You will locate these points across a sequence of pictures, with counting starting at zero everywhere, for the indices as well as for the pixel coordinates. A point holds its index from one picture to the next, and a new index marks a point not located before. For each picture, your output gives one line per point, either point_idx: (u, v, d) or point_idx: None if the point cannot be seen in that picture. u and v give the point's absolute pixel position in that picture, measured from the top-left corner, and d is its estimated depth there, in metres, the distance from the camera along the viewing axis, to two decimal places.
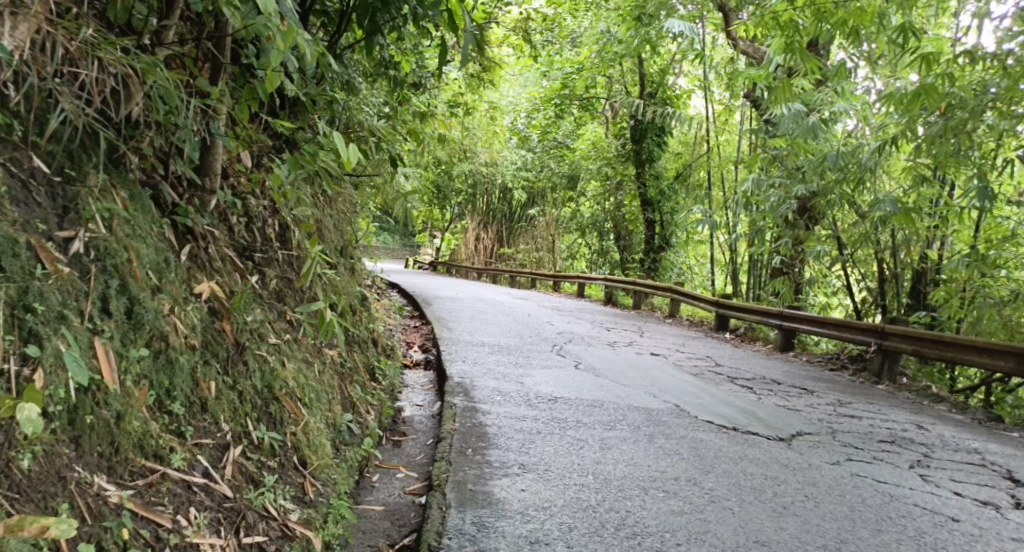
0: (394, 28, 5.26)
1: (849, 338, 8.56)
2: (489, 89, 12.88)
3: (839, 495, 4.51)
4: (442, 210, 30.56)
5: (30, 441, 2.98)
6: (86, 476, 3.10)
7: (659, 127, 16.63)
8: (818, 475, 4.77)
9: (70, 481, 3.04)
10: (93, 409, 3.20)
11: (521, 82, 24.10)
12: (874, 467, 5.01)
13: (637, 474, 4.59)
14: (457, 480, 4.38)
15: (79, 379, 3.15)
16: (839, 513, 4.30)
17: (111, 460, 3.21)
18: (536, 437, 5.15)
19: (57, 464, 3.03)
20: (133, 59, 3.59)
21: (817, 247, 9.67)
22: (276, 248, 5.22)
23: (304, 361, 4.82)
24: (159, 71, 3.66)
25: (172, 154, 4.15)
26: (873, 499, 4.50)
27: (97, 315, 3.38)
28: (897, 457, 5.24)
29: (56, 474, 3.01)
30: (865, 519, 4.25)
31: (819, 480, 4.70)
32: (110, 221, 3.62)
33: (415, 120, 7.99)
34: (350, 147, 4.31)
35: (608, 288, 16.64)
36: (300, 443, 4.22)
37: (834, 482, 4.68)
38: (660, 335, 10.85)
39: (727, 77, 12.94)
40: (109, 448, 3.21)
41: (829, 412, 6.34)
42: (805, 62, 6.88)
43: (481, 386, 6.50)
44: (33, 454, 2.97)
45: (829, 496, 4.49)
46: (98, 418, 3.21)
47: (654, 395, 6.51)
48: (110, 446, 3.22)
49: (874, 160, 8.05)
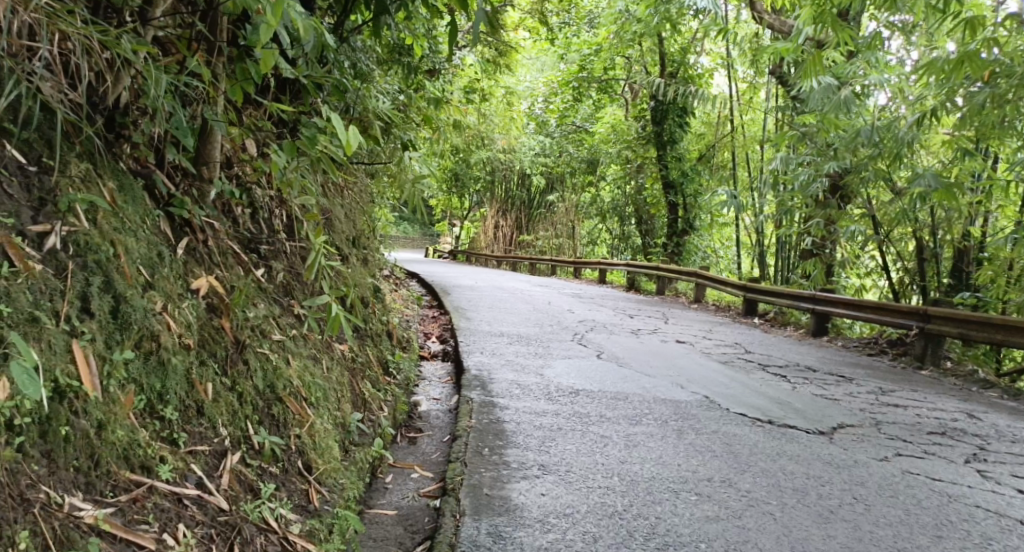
0: (409, 5, 4.98)
1: (888, 321, 8.21)
2: (505, 73, 12.56)
3: (891, 497, 4.20)
4: (460, 198, 30.30)
5: None
6: (57, 497, 2.85)
7: (680, 107, 16.15)
8: (865, 473, 4.46)
9: (34, 504, 2.79)
10: (69, 419, 2.96)
11: (538, 65, 23.75)
12: (925, 463, 4.70)
13: (667, 475, 4.31)
14: (472, 484, 4.12)
15: (27, 393, 2.76)
16: (893, 517, 3.99)
17: (89, 475, 2.97)
18: (556, 435, 4.87)
19: (21, 484, 2.79)
20: (92, 32, 3.30)
21: (851, 227, 9.32)
22: (283, 239, 4.97)
23: (312, 357, 4.57)
24: (125, 45, 3.37)
25: (165, 142, 3.91)
26: (929, 500, 4.19)
27: (75, 316, 3.14)
28: (951, 451, 4.93)
29: (17, 498, 2.76)
30: (923, 524, 3.94)
31: (867, 479, 4.39)
32: (94, 214, 3.39)
33: (430, 105, 7.71)
34: (352, 130, 4.01)
35: (630, 273, 16.32)
36: (306, 446, 3.96)
37: (884, 481, 4.37)
38: (685, 321, 10.54)
39: (751, 53, 12.55)
40: (88, 462, 2.98)
41: (871, 401, 6.02)
42: (838, 31, 6.48)
43: (500, 378, 6.23)
44: None
45: (880, 497, 4.18)
46: (75, 429, 2.97)
47: (681, 385, 6.22)
48: (88, 459, 2.99)
49: (911, 134, 7.72)
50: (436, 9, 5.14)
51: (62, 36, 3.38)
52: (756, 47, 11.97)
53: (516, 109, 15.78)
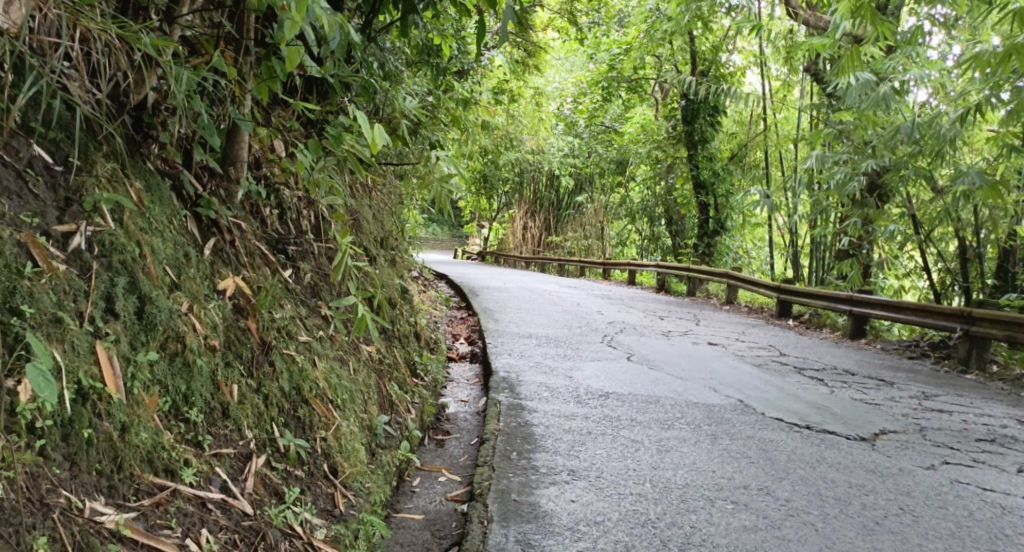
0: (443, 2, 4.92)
1: (931, 323, 8.04)
2: (534, 73, 12.50)
3: (940, 508, 4.08)
4: (488, 199, 30.27)
5: (8, 464, 2.70)
6: (78, 502, 2.82)
7: (712, 107, 16.00)
8: (912, 482, 4.34)
9: (53, 509, 2.75)
10: (91, 422, 2.93)
11: (567, 66, 23.66)
12: (975, 472, 4.56)
13: (701, 482, 4.21)
14: (500, 489, 4.05)
15: (43, 396, 2.71)
16: (944, 530, 3.87)
17: (112, 479, 2.93)
18: (586, 439, 4.79)
19: (42, 488, 2.75)
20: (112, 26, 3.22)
21: (889, 227, 9.14)
22: (310, 240, 4.94)
23: (338, 359, 4.53)
24: (143, 38, 3.28)
25: (191, 142, 3.90)
26: (982, 512, 4.07)
27: (99, 317, 3.11)
28: (1002, 459, 4.78)
29: (36, 502, 2.72)
30: (976, 537, 3.82)
31: (913, 488, 4.27)
32: (121, 214, 3.36)
33: (459, 104, 7.66)
34: (378, 128, 3.97)
35: (660, 274, 16.18)
36: (331, 449, 3.92)
37: (932, 491, 4.25)
38: (717, 323, 10.41)
39: (785, 51, 12.39)
40: (110, 465, 2.94)
41: (913, 406, 5.88)
42: (879, 26, 6.33)
43: (528, 380, 6.16)
44: (11, 478, 2.70)
45: (928, 508, 4.06)
46: (98, 432, 2.94)
47: (714, 388, 6.10)
48: (111, 462, 2.95)
49: (953, 132, 7.53)
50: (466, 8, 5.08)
51: (84, 35, 3.36)
52: (789, 45, 11.80)
53: (544, 110, 15.70)
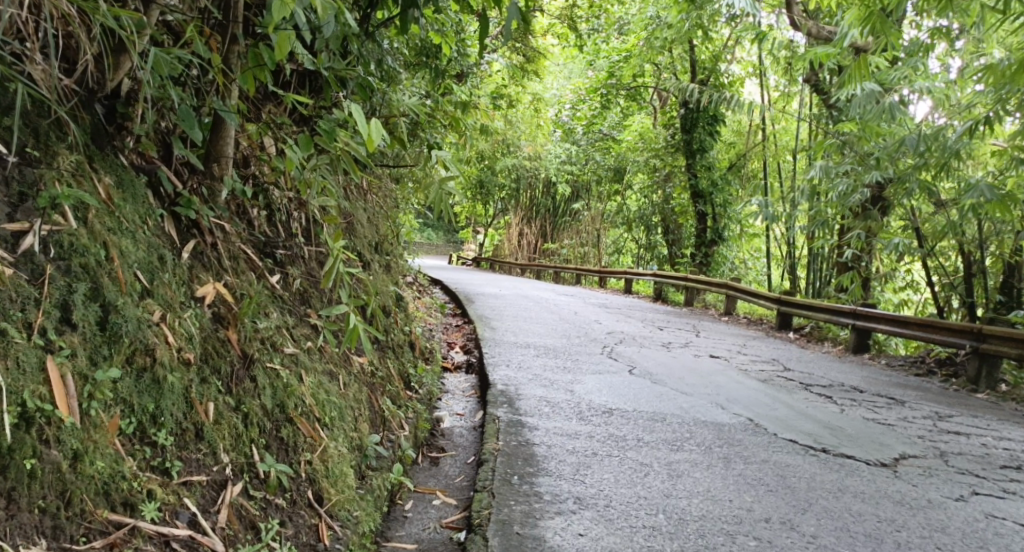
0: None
1: (939, 339, 7.71)
2: (532, 80, 12.17)
3: (980, 548, 3.75)
4: (484, 206, 29.96)
5: None
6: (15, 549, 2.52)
7: (711, 115, 15.64)
8: (944, 517, 4.01)
9: None
10: (36, 451, 2.64)
11: (565, 72, 23.35)
12: (1009, 504, 4.24)
13: (720, 513, 3.88)
14: (501, 520, 3.72)
15: None
16: None
17: (58, 517, 2.63)
18: (591, 461, 4.45)
19: None
20: None
21: (896, 239, 8.82)
22: (301, 243, 4.62)
23: (328, 373, 4.19)
24: (102, 8, 2.97)
25: (171, 135, 3.58)
26: None
27: (52, 329, 2.81)
28: None
29: None
30: None
31: (948, 524, 3.95)
32: (86, 213, 3.06)
33: (456, 108, 7.32)
34: (374, 123, 3.64)
35: (658, 284, 15.82)
36: (317, 473, 3.57)
37: (967, 528, 3.93)
38: (719, 334, 10.06)
39: (785, 60, 12.08)
40: (57, 501, 2.65)
41: (929, 427, 5.54)
42: (887, 37, 5.98)
43: (527, 394, 5.81)
44: None
45: (966, 548, 3.74)
46: (43, 462, 2.64)
47: (722, 406, 5.77)
48: (58, 498, 2.65)
49: (959, 144, 7.16)
50: (467, 9, 4.68)
51: (36, 3, 3.06)
52: (792, 54, 11.47)
53: (543, 117, 15.35)
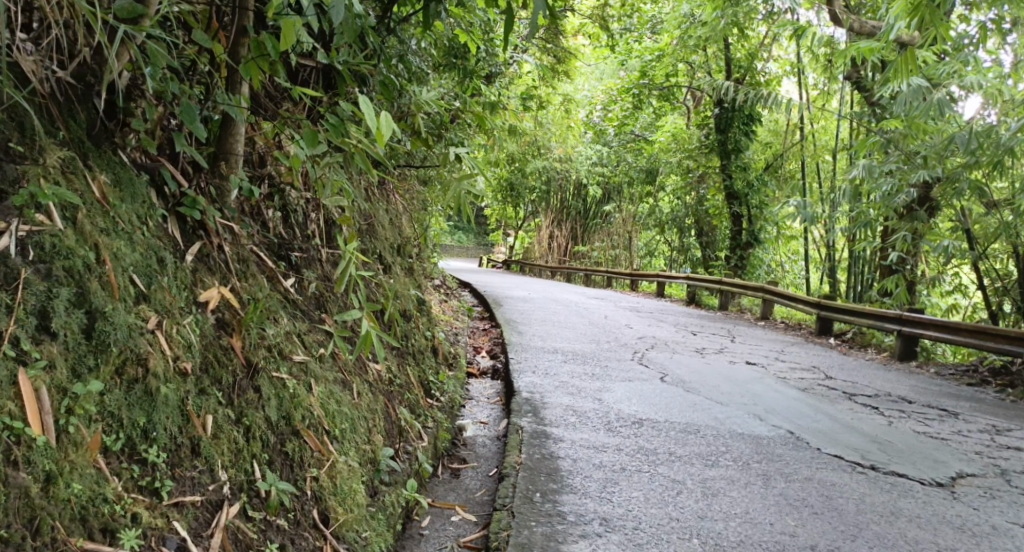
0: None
1: (993, 348, 7.33)
2: (562, 79, 11.89)
3: None
4: (514, 208, 29.74)
5: None
6: None
7: (747, 115, 15.26)
8: (1010, 546, 3.70)
9: None
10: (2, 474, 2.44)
11: (596, 73, 23.00)
12: None
13: (758, 538, 3.60)
14: (522, 543, 3.47)
15: None
16: None
17: (25, 546, 2.43)
18: (619, 478, 4.18)
19: None
20: None
21: (945, 242, 8.44)
22: (317, 245, 4.39)
23: (341, 381, 3.96)
24: None
25: (177, 131, 3.34)
26: None
27: (28, 339, 2.61)
28: None
29: None
30: None
31: None
32: (75, 213, 2.87)
33: (484, 106, 7.07)
34: (385, 117, 3.38)
35: (691, 287, 15.47)
36: (323, 490, 3.34)
37: None
38: (755, 340, 9.72)
39: (825, 58, 11.70)
40: (24, 530, 2.44)
41: (986, 443, 5.20)
42: (937, 30, 5.61)
43: (554, 403, 5.55)
44: None
45: None
46: (9, 486, 2.45)
47: (760, 417, 5.45)
48: (26, 525, 2.45)
49: (1014, 141, 6.78)
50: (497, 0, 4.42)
51: None
52: (832, 51, 11.09)
53: (573, 118, 15.04)
